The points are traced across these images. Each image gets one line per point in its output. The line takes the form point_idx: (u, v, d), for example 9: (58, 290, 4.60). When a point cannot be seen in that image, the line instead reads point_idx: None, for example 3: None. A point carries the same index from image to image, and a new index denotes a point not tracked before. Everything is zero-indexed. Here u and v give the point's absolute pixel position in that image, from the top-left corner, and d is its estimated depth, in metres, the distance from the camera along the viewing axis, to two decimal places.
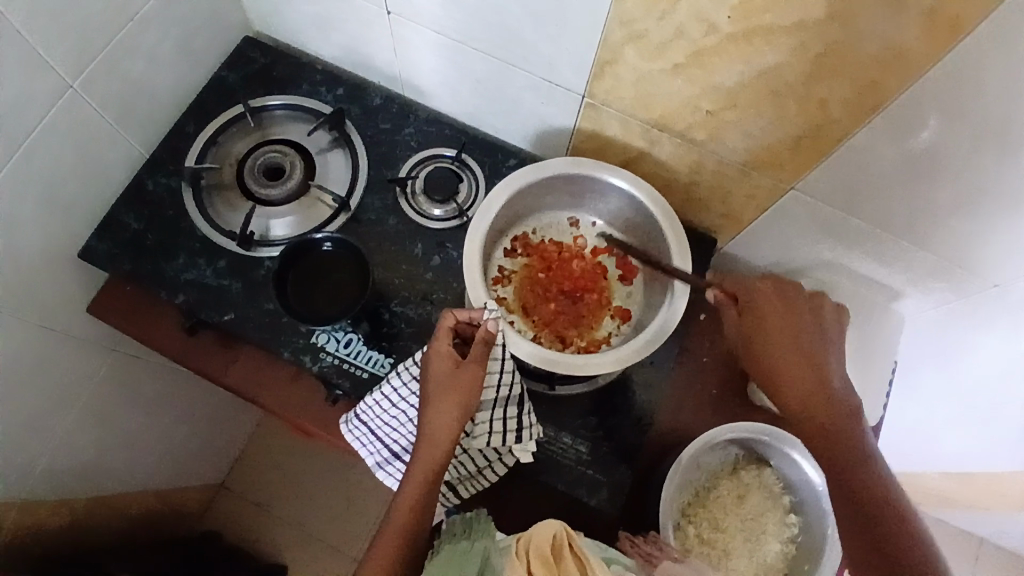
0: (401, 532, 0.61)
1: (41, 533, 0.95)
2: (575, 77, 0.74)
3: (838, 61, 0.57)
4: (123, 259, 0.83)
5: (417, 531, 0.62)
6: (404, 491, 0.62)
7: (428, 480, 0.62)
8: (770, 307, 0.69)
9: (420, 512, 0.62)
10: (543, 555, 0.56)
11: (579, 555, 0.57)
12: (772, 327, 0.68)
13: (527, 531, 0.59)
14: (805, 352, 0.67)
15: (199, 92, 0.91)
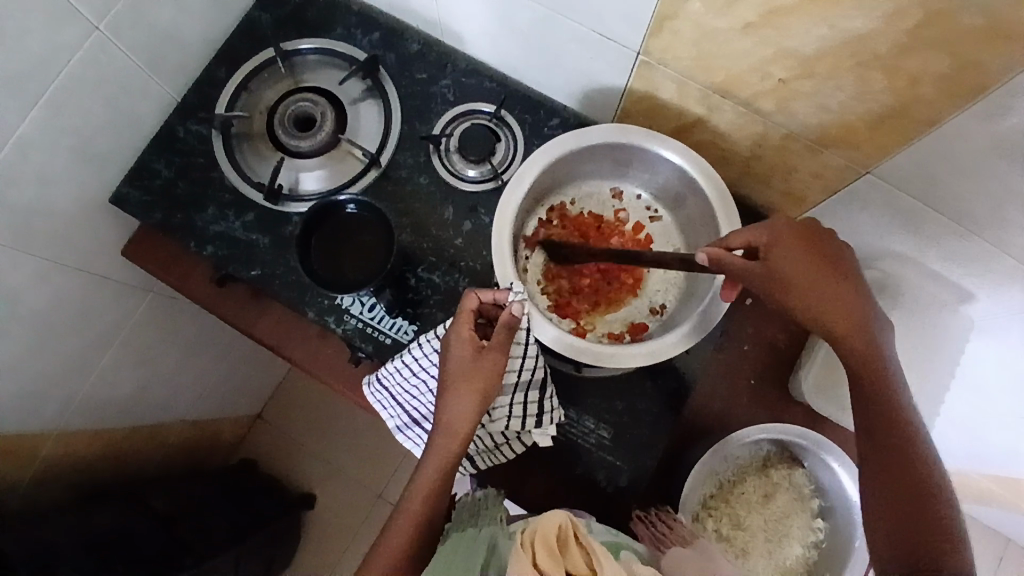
0: (416, 513, 0.60)
1: (83, 456, 1.02)
2: (628, 31, 0.65)
3: (941, 33, 0.48)
4: (154, 207, 0.83)
5: (432, 515, 0.61)
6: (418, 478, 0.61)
7: (444, 468, 0.61)
8: (800, 244, 0.59)
9: (434, 500, 0.61)
10: (549, 545, 0.52)
11: (586, 545, 0.54)
12: (808, 265, 0.59)
13: (530, 521, 0.55)
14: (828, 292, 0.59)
15: (232, 32, 0.87)
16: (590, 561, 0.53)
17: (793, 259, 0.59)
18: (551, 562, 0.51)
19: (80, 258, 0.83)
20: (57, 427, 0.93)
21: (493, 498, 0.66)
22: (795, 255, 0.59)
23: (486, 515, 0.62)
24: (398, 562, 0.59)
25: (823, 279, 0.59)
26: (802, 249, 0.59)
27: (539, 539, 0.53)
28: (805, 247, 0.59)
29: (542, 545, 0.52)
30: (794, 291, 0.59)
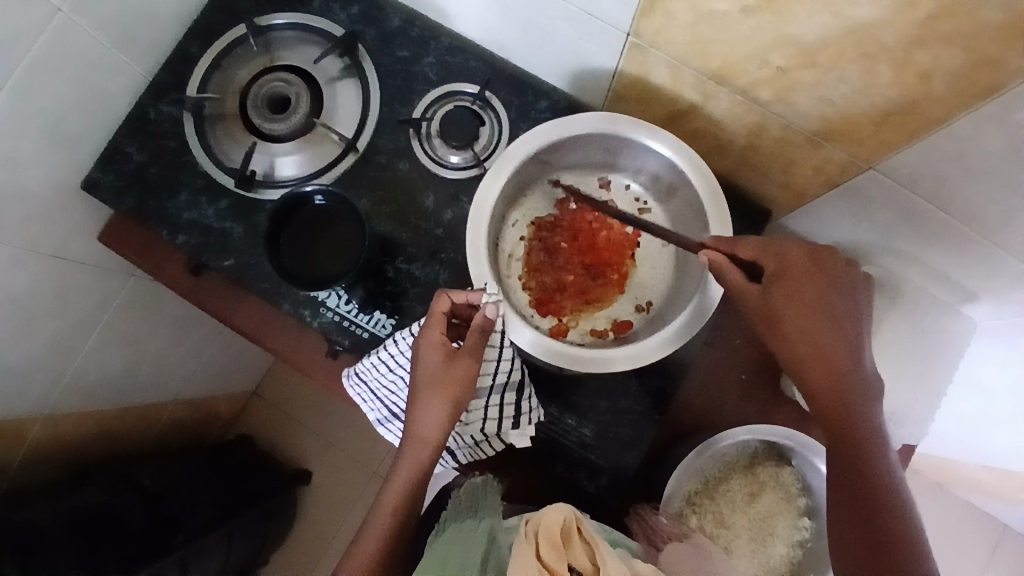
0: (386, 526, 0.58)
1: (74, 438, 1.02)
2: (618, 11, 0.60)
3: (955, 26, 0.43)
4: (126, 193, 0.80)
5: (402, 527, 0.59)
6: (389, 489, 0.59)
7: (415, 480, 0.59)
8: (804, 276, 0.58)
9: (406, 509, 0.59)
10: (552, 539, 0.54)
11: (588, 541, 0.55)
12: (807, 307, 0.57)
13: (534, 515, 0.56)
14: (831, 324, 0.57)
15: (203, 5, 0.82)
16: (592, 557, 0.54)
17: (792, 294, 0.58)
18: (554, 557, 0.53)
19: (54, 245, 0.81)
20: (43, 412, 0.93)
21: (491, 487, 0.69)
22: (797, 287, 0.58)
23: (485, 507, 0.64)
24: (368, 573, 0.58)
25: (817, 327, 0.57)
26: (805, 285, 0.58)
27: (543, 534, 0.54)
28: (808, 284, 0.58)
29: (546, 539, 0.53)
30: (783, 325, 0.58)
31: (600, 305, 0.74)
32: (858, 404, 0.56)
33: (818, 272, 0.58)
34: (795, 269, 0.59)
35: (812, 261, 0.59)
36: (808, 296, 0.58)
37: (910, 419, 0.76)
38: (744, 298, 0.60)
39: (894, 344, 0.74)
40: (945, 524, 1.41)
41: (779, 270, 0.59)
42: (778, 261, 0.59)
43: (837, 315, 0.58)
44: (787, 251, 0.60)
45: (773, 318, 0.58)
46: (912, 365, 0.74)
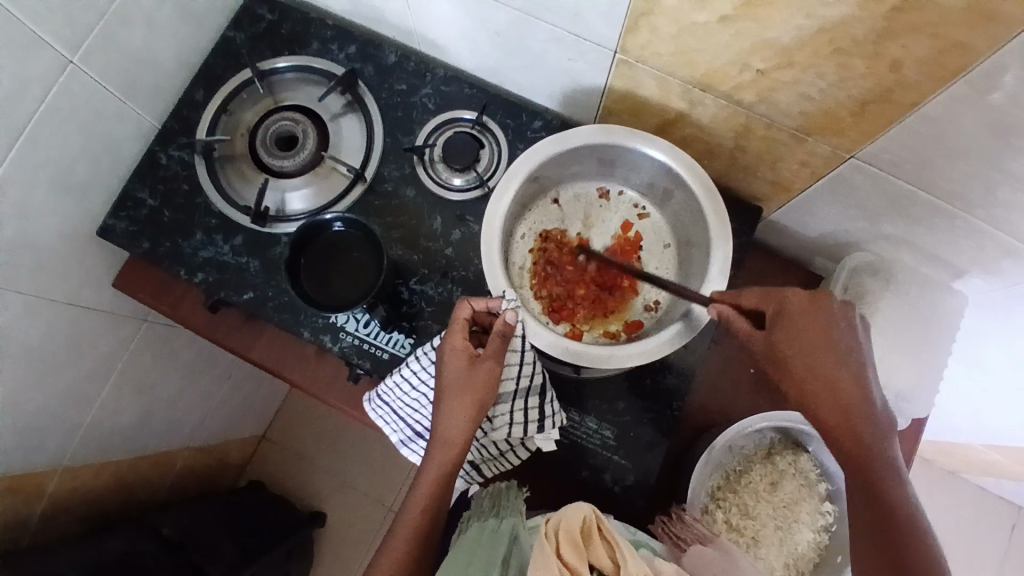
0: (413, 530, 0.60)
1: (90, 489, 1.02)
2: (605, 30, 0.65)
3: (917, 18, 0.48)
4: (141, 237, 0.82)
5: (428, 533, 0.61)
6: (416, 491, 0.61)
7: (441, 482, 0.61)
8: (807, 318, 0.60)
9: (432, 512, 0.61)
10: (572, 537, 0.54)
11: (607, 538, 0.55)
12: (812, 349, 0.59)
13: (554, 513, 0.56)
14: (836, 364, 0.59)
15: (207, 55, 0.87)
16: (612, 553, 0.55)
17: (796, 337, 0.60)
18: (574, 554, 0.53)
19: (70, 293, 0.83)
20: (62, 462, 0.93)
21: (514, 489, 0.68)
22: (801, 330, 0.60)
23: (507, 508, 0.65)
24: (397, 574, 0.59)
25: (824, 368, 0.59)
26: (811, 327, 0.60)
27: (563, 531, 0.54)
28: (812, 327, 0.60)
29: (566, 537, 0.54)
30: (791, 367, 0.60)
31: (611, 309, 0.77)
32: (872, 437, 0.58)
33: (821, 315, 0.60)
34: (796, 311, 0.60)
35: (811, 304, 0.60)
36: (813, 339, 0.59)
37: (919, 394, 0.76)
38: (752, 341, 0.63)
39: (891, 322, 0.76)
40: (959, 510, 1.43)
41: (784, 313, 0.61)
42: (780, 303, 0.61)
43: (842, 354, 0.60)
44: (788, 294, 0.61)
45: (779, 360, 0.61)
46: (910, 341, 0.76)
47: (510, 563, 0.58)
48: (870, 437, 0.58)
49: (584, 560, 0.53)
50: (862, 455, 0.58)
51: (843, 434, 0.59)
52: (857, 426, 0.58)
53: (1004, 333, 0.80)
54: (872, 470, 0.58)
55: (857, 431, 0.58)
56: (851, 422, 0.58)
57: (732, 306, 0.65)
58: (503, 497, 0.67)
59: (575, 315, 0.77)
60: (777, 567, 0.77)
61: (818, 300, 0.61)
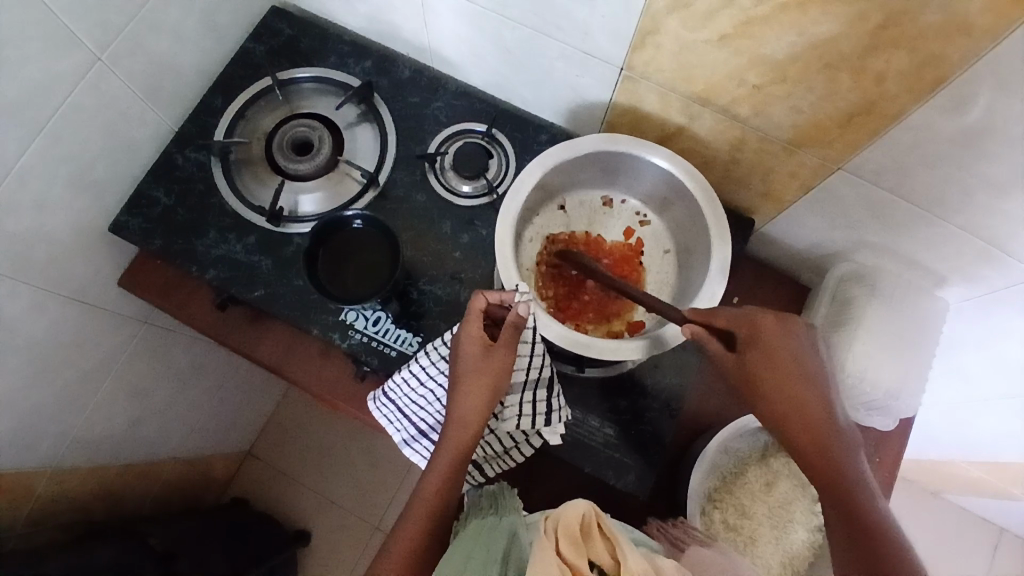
0: (427, 508, 0.62)
1: (76, 496, 0.99)
2: (612, 47, 0.70)
3: (898, 34, 0.54)
4: (153, 235, 0.84)
5: (441, 511, 0.63)
6: (431, 472, 0.63)
7: (456, 462, 0.63)
8: (772, 337, 0.63)
9: (446, 491, 0.63)
10: (572, 534, 0.52)
11: (608, 534, 0.53)
12: (779, 367, 0.62)
13: (553, 510, 0.55)
14: (799, 374, 0.62)
15: (226, 65, 0.90)
16: (613, 550, 0.53)
17: (765, 356, 0.63)
18: (574, 552, 0.51)
19: (77, 288, 0.83)
20: (52, 464, 0.91)
21: (510, 490, 0.68)
22: (769, 350, 0.63)
23: (504, 505, 0.65)
24: (411, 552, 0.61)
25: (790, 386, 0.62)
26: (777, 347, 0.63)
27: (562, 529, 0.52)
28: (777, 346, 0.63)
29: (565, 534, 0.52)
30: (761, 385, 0.63)
31: (617, 308, 0.81)
32: (839, 447, 0.60)
33: (785, 335, 0.64)
34: (765, 332, 0.64)
35: (776, 326, 0.64)
36: (779, 358, 0.63)
37: (905, 392, 0.80)
38: (722, 362, 0.65)
39: (880, 323, 0.80)
40: (942, 531, 1.45)
41: (752, 333, 0.64)
42: (749, 326, 0.65)
43: (804, 366, 0.63)
44: (755, 316, 0.65)
45: (751, 379, 0.63)
46: (896, 342, 0.80)
47: (509, 563, 0.56)
48: (838, 450, 0.60)
49: (584, 558, 0.51)
50: (830, 462, 0.60)
51: (812, 447, 0.61)
52: (825, 439, 0.60)
53: (981, 341, 0.85)
54: (839, 476, 0.59)
55: (826, 445, 0.60)
56: (819, 435, 0.61)
57: (704, 325, 0.67)
58: (499, 497, 0.67)
59: (583, 314, 0.80)
60: (773, 566, 0.78)
61: (785, 322, 0.64)
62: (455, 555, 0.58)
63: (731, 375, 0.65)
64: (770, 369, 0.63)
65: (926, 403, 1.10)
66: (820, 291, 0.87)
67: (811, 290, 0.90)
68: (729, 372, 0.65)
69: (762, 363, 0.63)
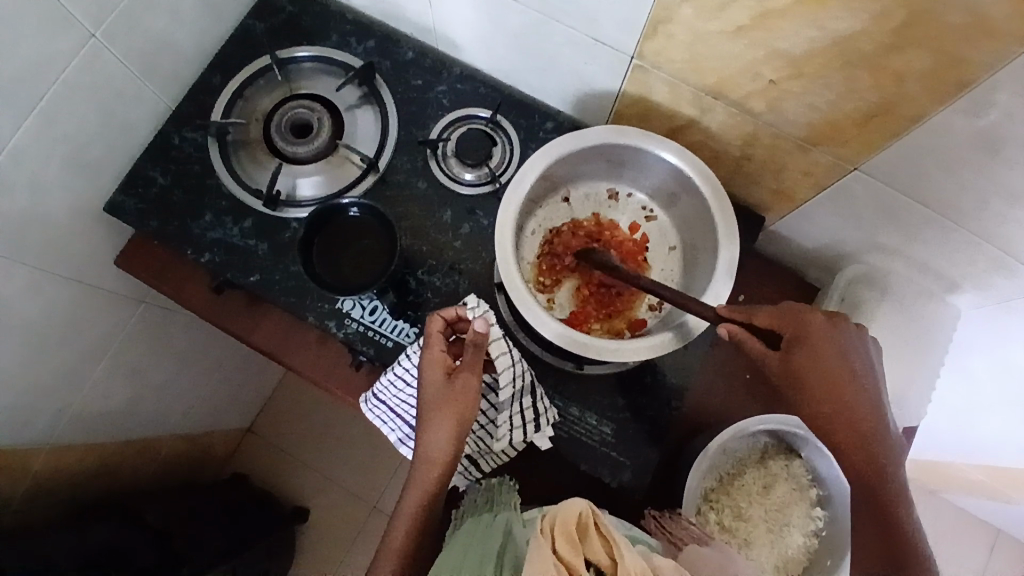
0: (401, 544, 0.63)
1: (74, 473, 1.00)
2: (623, 35, 0.67)
3: (925, 32, 0.51)
4: (150, 216, 0.82)
5: (417, 543, 0.63)
6: (404, 504, 0.64)
7: (427, 496, 0.63)
8: (822, 342, 0.64)
9: (421, 523, 0.63)
10: (568, 533, 0.51)
11: (604, 533, 0.52)
12: (829, 370, 0.64)
13: (549, 509, 0.53)
14: (843, 376, 0.64)
15: (225, 42, 0.87)
16: (609, 549, 0.51)
17: (812, 360, 0.64)
18: (571, 551, 0.50)
19: (73, 269, 0.82)
20: (48, 442, 0.92)
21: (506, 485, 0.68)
22: (819, 353, 0.64)
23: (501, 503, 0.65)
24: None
25: (840, 390, 0.64)
26: (827, 348, 0.64)
27: (558, 527, 0.51)
28: (827, 348, 0.64)
29: (562, 532, 0.51)
30: (809, 386, 0.64)
31: (621, 305, 0.79)
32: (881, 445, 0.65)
33: (836, 336, 0.64)
34: (815, 333, 0.64)
35: (827, 327, 0.65)
36: (829, 362, 0.64)
37: None
38: (766, 360, 0.66)
39: None
40: (939, 530, 1.45)
41: (799, 334, 0.65)
42: (797, 325, 0.65)
43: (851, 366, 0.64)
44: (804, 314, 0.65)
45: (794, 379, 0.64)
46: (899, 344, 0.82)
47: (505, 560, 0.56)
48: (882, 457, 0.64)
49: (580, 557, 0.50)
50: (863, 459, 0.65)
51: (855, 445, 0.65)
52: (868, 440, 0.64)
53: (991, 348, 0.83)
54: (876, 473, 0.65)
55: (871, 447, 0.64)
56: (865, 434, 0.64)
57: (744, 322, 0.65)
58: (496, 493, 0.67)
59: (585, 309, 0.79)
60: (767, 568, 0.77)
61: (836, 322, 0.65)
62: (451, 554, 0.58)
63: (773, 375, 0.66)
64: (820, 375, 0.64)
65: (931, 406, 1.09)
66: (829, 291, 0.84)
67: (820, 290, 0.87)
68: (773, 371, 0.66)
69: (811, 369, 0.63)
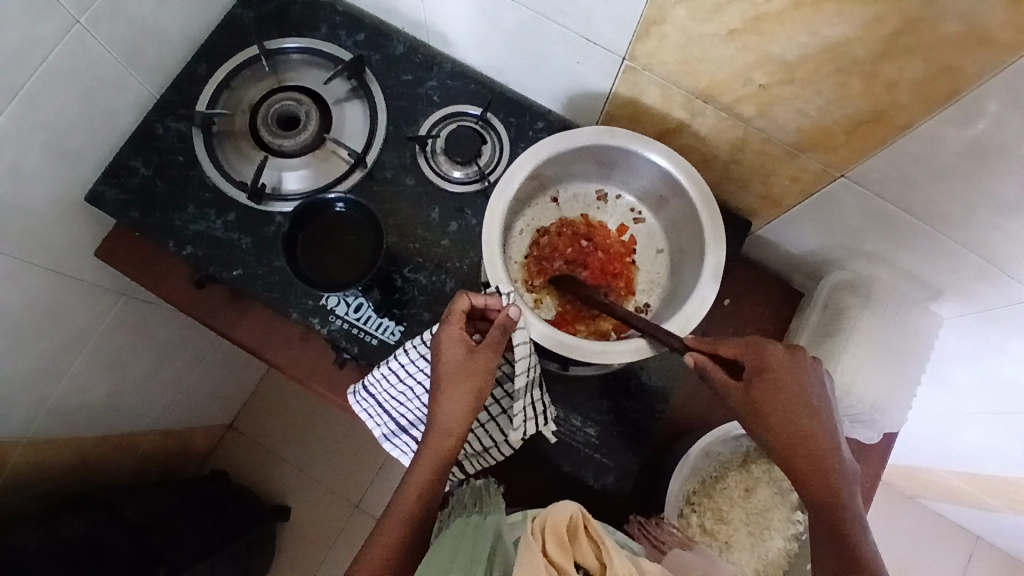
0: (409, 516, 0.60)
1: (50, 468, 0.98)
2: (616, 36, 0.67)
3: (916, 41, 0.51)
4: (131, 207, 0.80)
5: (424, 517, 0.60)
6: (411, 477, 0.61)
7: (438, 469, 0.61)
8: (781, 373, 0.61)
9: (427, 498, 0.60)
10: (558, 535, 0.51)
11: (594, 537, 0.52)
12: (787, 403, 0.60)
13: (540, 510, 0.53)
14: (807, 411, 0.60)
15: (212, 31, 0.86)
16: (598, 553, 0.52)
17: (772, 391, 0.60)
18: (561, 554, 0.50)
19: (51, 259, 0.80)
20: (26, 435, 0.90)
21: (493, 487, 0.69)
22: (780, 384, 0.60)
23: (489, 504, 0.64)
24: (390, 556, 0.58)
25: (801, 427, 0.60)
26: (785, 381, 0.61)
27: (549, 529, 0.51)
28: (787, 380, 0.61)
29: (552, 535, 0.51)
30: (768, 419, 0.60)
31: None
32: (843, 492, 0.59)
33: (796, 369, 0.61)
34: (774, 364, 0.61)
35: (789, 360, 0.61)
36: (788, 395, 0.60)
37: (892, 407, 0.79)
38: (730, 393, 0.62)
39: (870, 335, 0.79)
40: (917, 535, 1.47)
41: (761, 364, 0.61)
42: (759, 356, 0.61)
43: (812, 402, 0.61)
44: (765, 347, 0.62)
45: (758, 412, 0.61)
46: (887, 356, 0.79)
47: (494, 562, 0.55)
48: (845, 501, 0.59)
49: (570, 560, 0.50)
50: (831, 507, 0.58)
51: (816, 487, 0.59)
52: (830, 483, 0.59)
53: (972, 356, 0.84)
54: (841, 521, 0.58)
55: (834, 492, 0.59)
56: (824, 476, 0.59)
57: (709, 353, 0.64)
58: (485, 495, 0.67)
59: (571, 311, 0.78)
60: (747, 571, 0.78)
61: (796, 356, 0.62)
62: (439, 555, 0.57)
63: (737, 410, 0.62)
64: (781, 409, 0.60)
65: (911, 412, 1.10)
66: (812, 300, 0.84)
67: (804, 295, 0.87)
68: (735, 403, 0.62)
69: (771, 400, 0.60)
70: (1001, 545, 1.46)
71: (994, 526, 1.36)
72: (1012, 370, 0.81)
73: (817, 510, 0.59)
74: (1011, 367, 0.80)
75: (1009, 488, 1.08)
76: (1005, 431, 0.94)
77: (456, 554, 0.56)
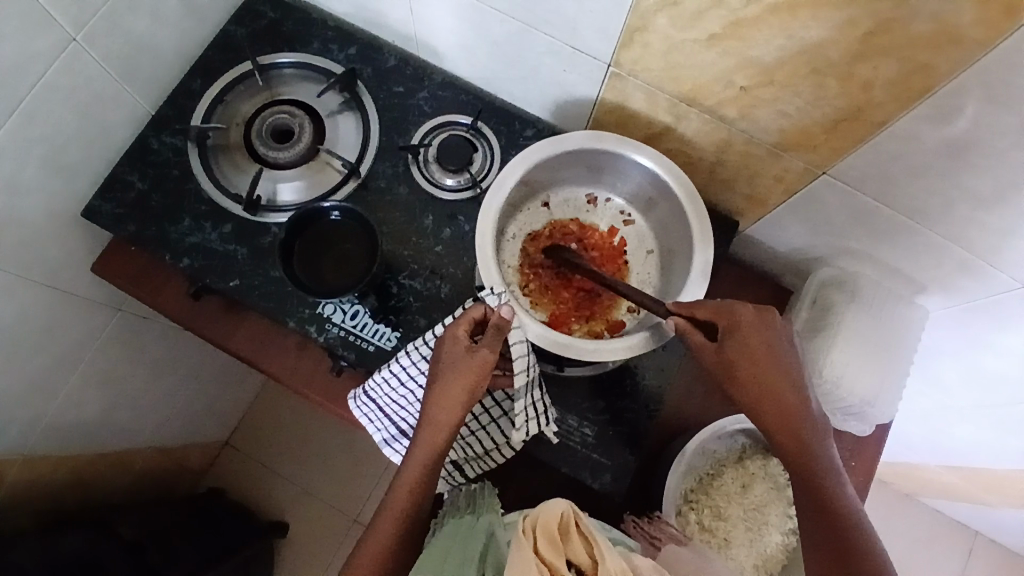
0: (402, 508, 0.62)
1: (46, 486, 0.98)
2: (601, 43, 0.69)
3: (887, 41, 0.53)
4: (127, 221, 0.81)
5: (416, 509, 0.63)
6: (405, 471, 0.63)
7: (429, 461, 0.63)
8: (755, 333, 0.62)
9: (420, 492, 0.63)
10: (549, 534, 0.51)
11: (586, 534, 0.52)
12: (760, 359, 0.61)
13: (531, 509, 0.53)
14: (782, 366, 0.62)
15: (206, 47, 0.87)
16: (590, 550, 0.52)
17: (746, 349, 0.62)
18: (552, 552, 0.50)
19: (48, 275, 0.81)
20: (22, 452, 0.90)
21: (488, 488, 0.68)
22: (751, 343, 0.62)
23: (483, 505, 0.65)
24: (386, 549, 0.62)
25: (776, 383, 0.61)
26: (758, 341, 0.62)
27: (540, 528, 0.51)
28: (758, 339, 0.62)
29: (543, 534, 0.51)
30: (743, 380, 0.62)
31: (599, 308, 0.80)
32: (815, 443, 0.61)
33: (765, 329, 0.62)
34: (746, 324, 0.62)
35: (758, 318, 0.62)
36: (761, 353, 0.62)
37: (881, 399, 0.80)
38: (704, 354, 0.64)
39: (858, 328, 0.80)
40: (916, 532, 1.48)
41: (731, 326, 0.63)
42: (730, 318, 0.63)
43: (785, 358, 0.62)
44: (737, 308, 0.63)
45: (731, 372, 0.62)
46: (873, 347, 0.80)
47: (486, 562, 0.56)
48: (818, 451, 0.61)
49: (562, 558, 0.50)
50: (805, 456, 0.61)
51: (787, 443, 0.61)
52: (803, 436, 0.61)
53: (959, 348, 0.85)
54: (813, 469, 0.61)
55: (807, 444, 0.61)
56: (796, 430, 0.61)
57: (688, 317, 0.66)
58: (477, 496, 0.67)
59: (563, 313, 0.80)
60: (747, 568, 0.78)
61: (765, 315, 0.63)
62: (433, 552, 0.58)
63: (711, 369, 0.64)
64: (752, 366, 0.61)
65: (904, 409, 1.11)
66: (802, 295, 0.85)
67: (792, 293, 0.89)
68: (709, 364, 0.64)
69: (744, 358, 0.62)
70: (1000, 541, 1.47)
71: (992, 521, 1.37)
72: (998, 360, 0.82)
73: (791, 462, 0.62)
74: (998, 356, 0.82)
75: (1005, 479, 1.09)
76: (997, 422, 0.95)
77: (449, 554, 0.57)
